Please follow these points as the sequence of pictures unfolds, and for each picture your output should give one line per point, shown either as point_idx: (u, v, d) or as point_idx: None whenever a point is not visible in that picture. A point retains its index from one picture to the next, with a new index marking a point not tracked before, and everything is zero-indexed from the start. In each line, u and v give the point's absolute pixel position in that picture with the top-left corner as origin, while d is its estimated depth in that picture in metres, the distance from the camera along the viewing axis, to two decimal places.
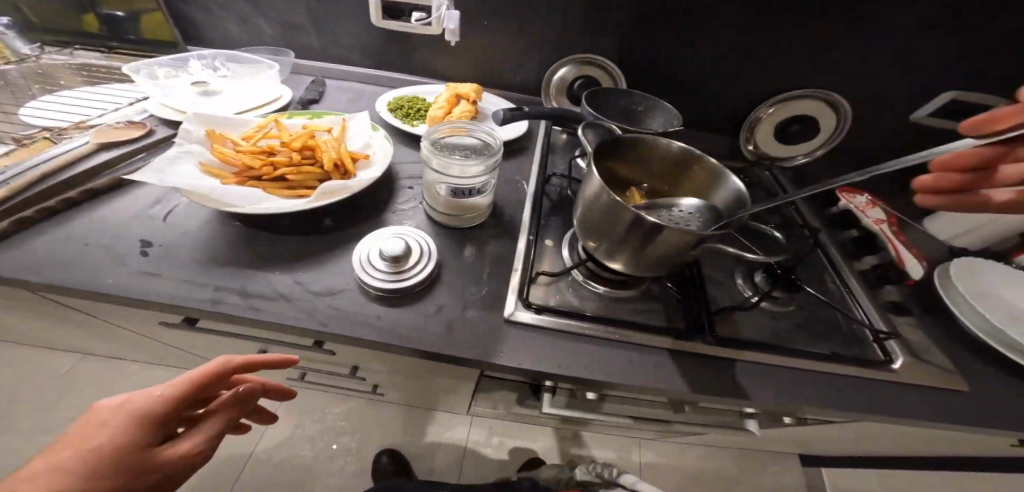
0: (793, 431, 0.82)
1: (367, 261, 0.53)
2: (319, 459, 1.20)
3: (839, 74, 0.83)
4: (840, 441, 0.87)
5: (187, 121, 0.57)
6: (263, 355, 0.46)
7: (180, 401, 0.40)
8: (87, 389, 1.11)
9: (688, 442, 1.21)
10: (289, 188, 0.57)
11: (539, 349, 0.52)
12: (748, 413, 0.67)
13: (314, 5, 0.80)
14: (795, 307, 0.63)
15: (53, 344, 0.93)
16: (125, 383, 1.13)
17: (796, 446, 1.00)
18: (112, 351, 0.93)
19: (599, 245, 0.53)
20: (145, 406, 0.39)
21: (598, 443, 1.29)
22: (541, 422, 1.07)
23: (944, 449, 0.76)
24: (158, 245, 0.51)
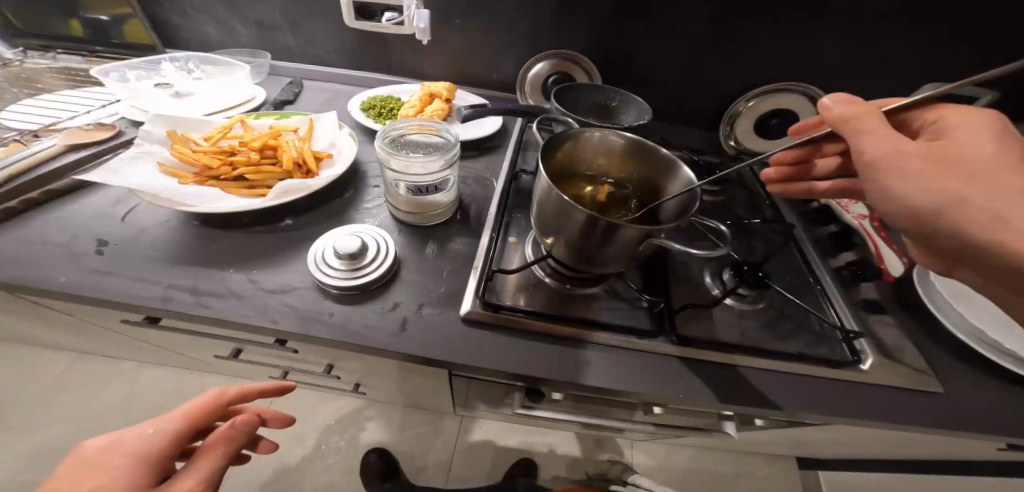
0: (777, 432, 0.80)
1: (321, 259, 0.53)
2: (308, 458, 1.20)
3: (833, 71, 0.81)
4: (828, 443, 0.85)
5: (148, 122, 0.57)
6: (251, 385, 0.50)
7: (179, 432, 0.43)
8: (81, 388, 1.13)
9: (680, 443, 1.19)
10: (249, 187, 0.57)
11: (493, 347, 0.51)
12: (724, 414, 0.65)
13: (287, 7, 0.81)
14: (764, 305, 0.61)
15: (44, 342, 0.95)
16: (117, 381, 1.14)
17: (786, 447, 0.98)
18: (99, 349, 0.94)
19: (556, 242, 0.52)
20: (145, 443, 0.41)
21: (589, 444, 1.27)
22: (527, 422, 1.06)
23: (934, 452, 0.73)
24: (114, 244, 0.49)
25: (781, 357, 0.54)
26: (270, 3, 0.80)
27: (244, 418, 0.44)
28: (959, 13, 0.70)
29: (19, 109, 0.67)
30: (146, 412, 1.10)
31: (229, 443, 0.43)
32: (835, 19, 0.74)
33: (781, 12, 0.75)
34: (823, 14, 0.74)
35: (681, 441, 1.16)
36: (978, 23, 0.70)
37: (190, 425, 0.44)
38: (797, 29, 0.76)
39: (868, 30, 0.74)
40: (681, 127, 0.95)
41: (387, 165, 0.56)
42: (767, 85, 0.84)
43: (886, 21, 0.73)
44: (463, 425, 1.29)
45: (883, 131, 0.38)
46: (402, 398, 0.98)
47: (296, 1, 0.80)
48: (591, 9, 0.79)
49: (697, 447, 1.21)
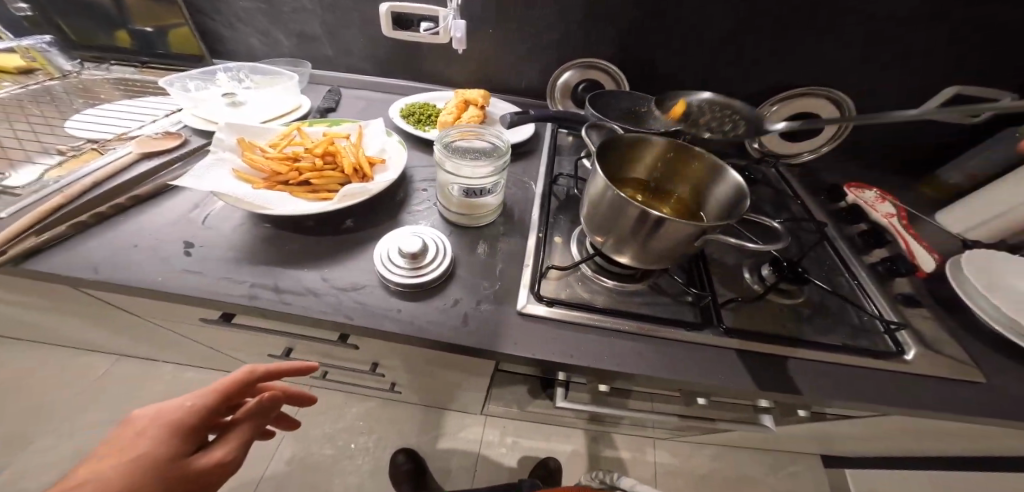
0: (804, 426, 0.84)
1: (387, 258, 0.56)
2: (339, 458, 1.23)
3: (859, 74, 0.83)
4: (853, 437, 0.88)
5: (220, 131, 0.60)
6: (283, 365, 0.51)
7: (212, 408, 0.47)
8: (122, 390, 1.16)
9: (701, 441, 1.22)
10: (313, 192, 0.60)
11: (550, 339, 0.54)
12: (761, 407, 0.73)
13: (328, 18, 0.83)
14: (804, 299, 0.64)
15: (92, 346, 0.98)
16: (155, 383, 1.18)
17: (807, 443, 1.01)
18: (146, 351, 0.98)
19: (608, 240, 0.55)
20: (183, 416, 0.45)
21: (613, 442, 1.31)
22: (550, 418, 1.13)
23: (958, 443, 0.76)
24: (200, 245, 0.52)
25: (823, 347, 0.57)
26: (312, 14, 0.83)
27: (271, 397, 0.49)
28: (980, 15, 0.72)
29: (88, 121, 0.69)
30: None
31: (255, 419, 0.49)
32: (859, 23, 0.77)
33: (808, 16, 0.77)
34: (850, 16, 0.76)
35: (704, 439, 1.20)
36: (997, 23, 0.73)
37: (221, 400, 0.47)
38: (823, 34, 0.79)
39: (889, 33, 0.77)
40: None
41: (441, 165, 0.60)
42: (793, 88, 0.87)
43: (910, 26, 0.75)
44: (488, 426, 1.32)
45: None
46: (437, 396, 1.02)
47: (339, 14, 0.83)
48: (623, 18, 0.82)
49: (719, 444, 1.24)
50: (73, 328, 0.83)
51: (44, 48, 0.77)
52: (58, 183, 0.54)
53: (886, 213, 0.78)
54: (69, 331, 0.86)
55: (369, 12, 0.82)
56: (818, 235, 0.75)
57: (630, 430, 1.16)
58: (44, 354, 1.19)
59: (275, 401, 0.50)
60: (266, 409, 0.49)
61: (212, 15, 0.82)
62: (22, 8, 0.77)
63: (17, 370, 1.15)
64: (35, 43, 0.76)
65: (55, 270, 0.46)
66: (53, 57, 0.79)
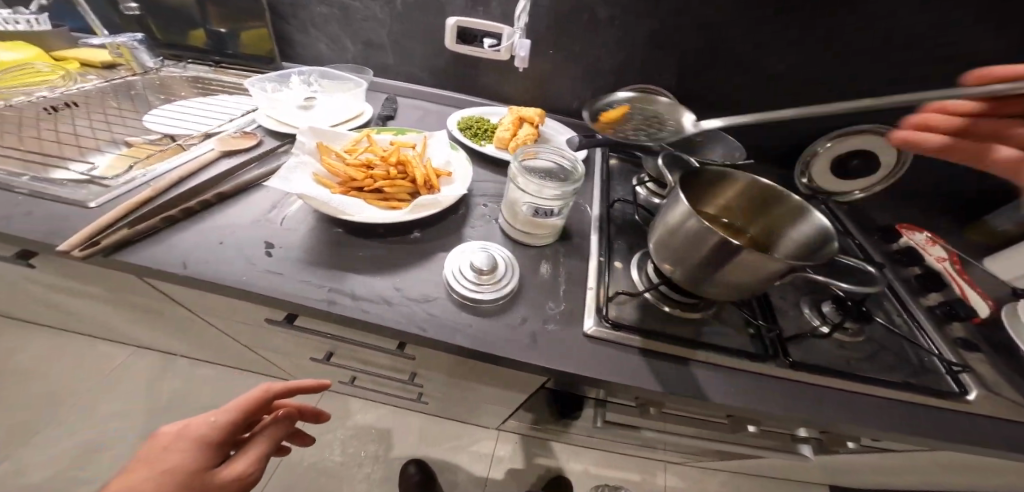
0: (838, 460, 0.83)
1: (458, 272, 0.56)
2: (348, 465, 1.21)
3: None
4: (883, 475, 0.87)
5: (301, 134, 0.61)
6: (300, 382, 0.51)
7: (234, 423, 0.47)
8: (140, 383, 1.15)
9: (714, 467, 1.20)
10: (384, 200, 0.60)
11: (616, 362, 0.54)
12: (804, 438, 0.73)
13: (396, 27, 0.85)
14: (864, 338, 0.64)
15: (122, 337, 0.98)
16: (174, 377, 1.17)
17: (830, 477, 1.00)
18: (175, 345, 0.97)
19: (680, 269, 0.55)
20: (206, 431, 0.45)
21: (624, 463, 1.29)
22: (569, 435, 1.12)
23: (999, 486, 0.75)
24: (279, 246, 0.53)
25: (890, 386, 0.57)
26: (381, 23, 0.84)
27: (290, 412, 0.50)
28: None
29: (164, 116, 0.71)
30: (204, 412, 1.12)
31: (275, 434, 0.49)
32: (923, 66, 0.78)
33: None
34: (919, 58, 0.77)
35: (719, 466, 1.18)
36: None
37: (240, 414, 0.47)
38: (885, 75, 0.80)
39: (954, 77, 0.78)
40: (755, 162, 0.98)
41: (515, 181, 0.60)
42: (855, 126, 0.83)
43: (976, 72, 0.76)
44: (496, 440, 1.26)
45: None
46: (461, 408, 1.01)
47: (409, 25, 0.84)
48: (687, 47, 0.83)
49: (732, 471, 1.22)
50: (111, 318, 0.83)
51: (132, 44, 0.78)
52: (147, 176, 0.55)
53: (941, 257, 0.78)
54: (104, 320, 0.86)
55: (436, 24, 0.84)
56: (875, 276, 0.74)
57: (644, 452, 1.15)
58: (67, 341, 1.18)
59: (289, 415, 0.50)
60: (284, 424, 0.50)
61: (287, 18, 0.85)
62: (131, 6, 0.80)
63: (42, 356, 1.15)
64: (126, 40, 0.77)
65: (145, 262, 0.46)
66: (140, 54, 0.80)
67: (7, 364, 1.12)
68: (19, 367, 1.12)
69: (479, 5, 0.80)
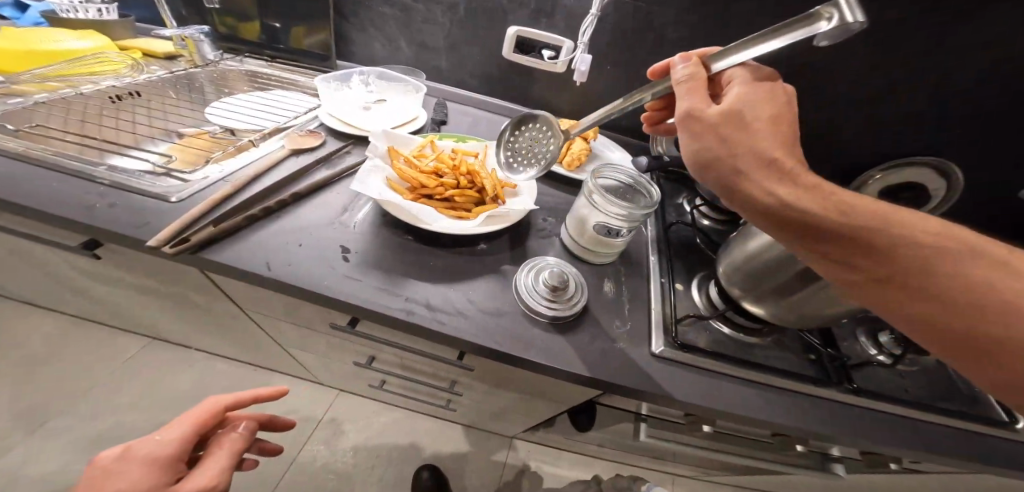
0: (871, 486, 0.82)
1: (529, 288, 0.55)
2: (360, 469, 1.14)
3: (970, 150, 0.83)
4: None
5: (375, 137, 0.60)
6: (249, 392, 0.51)
7: (189, 436, 0.45)
8: (146, 374, 1.09)
9: (730, 483, 1.18)
10: (453, 209, 0.59)
11: (687, 384, 0.53)
12: (838, 457, 0.72)
13: (455, 32, 0.84)
14: (916, 365, 0.64)
15: (144, 326, 0.95)
16: (184, 368, 1.11)
17: None
18: (198, 337, 0.94)
19: (750, 295, 0.55)
20: (157, 448, 0.43)
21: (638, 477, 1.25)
22: (590, 447, 1.10)
23: None
24: (355, 252, 0.52)
25: (949, 416, 0.57)
26: (441, 27, 0.84)
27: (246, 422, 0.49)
28: None
29: (226, 109, 0.70)
30: None
31: (235, 444, 0.47)
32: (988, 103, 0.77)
33: (948, 91, 0.76)
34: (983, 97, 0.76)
35: (736, 481, 1.16)
36: None
37: (198, 421, 0.46)
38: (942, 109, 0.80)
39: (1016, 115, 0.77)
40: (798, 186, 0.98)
41: (589, 196, 0.60)
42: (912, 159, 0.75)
43: None
44: (513, 449, 1.24)
45: (740, 141, 0.38)
46: (487, 414, 0.99)
47: (467, 30, 0.83)
48: None
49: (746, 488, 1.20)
50: (140, 306, 0.79)
51: (197, 36, 0.77)
52: (222, 172, 0.55)
53: None
54: (130, 308, 0.82)
55: (496, 33, 0.83)
56: None
57: (662, 465, 1.13)
58: (74, 325, 1.13)
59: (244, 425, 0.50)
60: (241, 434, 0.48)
61: (348, 17, 0.85)
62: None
63: (48, 339, 1.09)
64: (193, 33, 0.76)
65: (231, 261, 0.46)
66: (204, 46, 0.79)
67: (13, 346, 1.07)
68: (25, 349, 1.07)
69: (543, 16, 0.79)
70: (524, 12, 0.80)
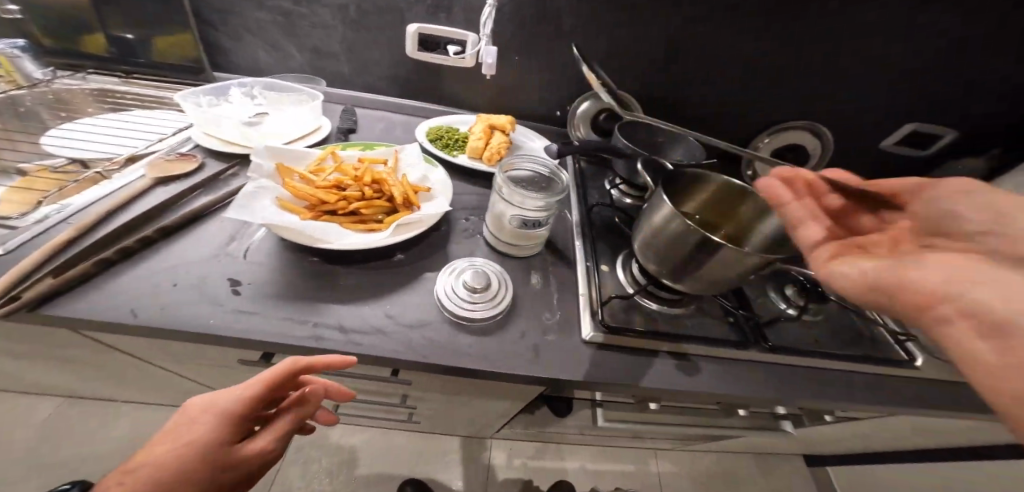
0: (815, 432, 0.90)
1: (450, 292, 0.53)
2: None
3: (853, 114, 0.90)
4: (850, 438, 0.94)
5: (257, 154, 0.53)
6: (320, 358, 0.43)
7: (256, 399, 0.41)
8: (21, 439, 0.89)
9: (703, 447, 1.22)
10: (362, 222, 0.55)
11: (616, 365, 0.54)
12: (781, 414, 0.79)
13: (348, 33, 0.78)
14: (823, 315, 0.68)
15: (30, 387, 0.81)
16: (79, 427, 0.93)
17: (809, 444, 1.06)
18: (100, 390, 0.82)
19: (664, 269, 0.57)
20: (228, 404, 0.41)
21: (616, 456, 1.26)
22: (563, 436, 1.10)
23: (947, 437, 0.84)
24: (247, 283, 0.47)
25: (852, 359, 0.61)
26: (332, 30, 0.78)
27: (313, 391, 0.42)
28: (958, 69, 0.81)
29: (70, 137, 0.61)
30: None
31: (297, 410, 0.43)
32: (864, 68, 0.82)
33: (829, 60, 0.82)
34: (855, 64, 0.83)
35: (707, 445, 1.20)
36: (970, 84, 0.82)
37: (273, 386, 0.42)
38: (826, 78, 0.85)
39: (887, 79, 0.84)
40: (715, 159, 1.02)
41: (501, 192, 0.59)
42: (786, 124, 0.92)
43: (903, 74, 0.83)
44: (486, 456, 1.19)
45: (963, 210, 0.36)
46: (451, 422, 0.97)
47: (359, 30, 0.78)
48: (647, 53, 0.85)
49: (717, 449, 1.25)
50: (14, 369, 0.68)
51: (14, 53, 0.68)
52: (67, 212, 0.48)
53: None
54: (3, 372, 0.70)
55: (394, 33, 0.79)
56: None
57: (636, 441, 1.15)
58: None
59: (315, 391, 0.46)
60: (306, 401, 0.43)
61: (216, 24, 0.76)
62: (12, 9, 0.67)
63: None
64: (5, 48, 0.67)
65: (87, 313, 0.40)
66: (25, 63, 0.69)
67: None
68: None
69: (441, 11, 0.76)
70: (420, 7, 0.75)
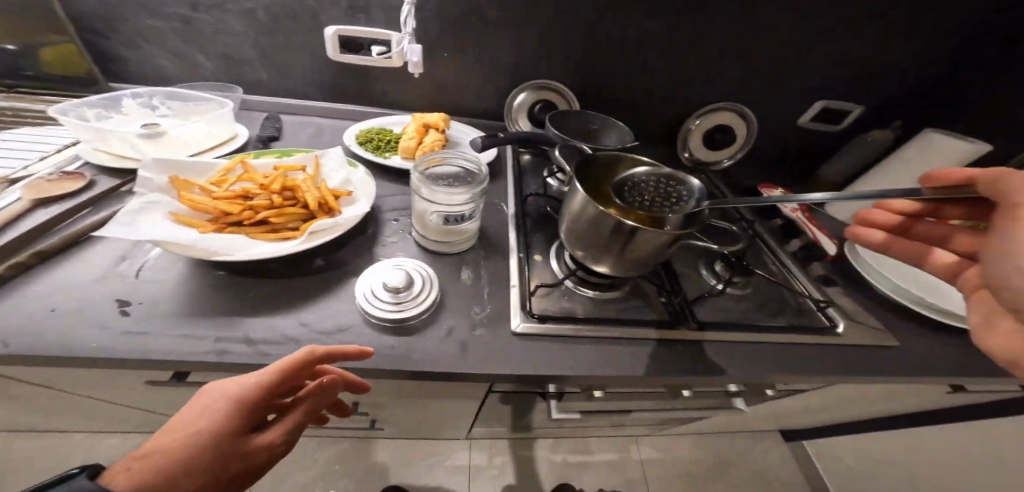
0: (775, 404, 0.93)
1: (371, 294, 0.52)
2: None
3: (777, 93, 0.94)
4: (810, 408, 0.96)
5: (144, 169, 0.50)
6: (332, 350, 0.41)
7: (271, 389, 0.39)
8: None
9: (682, 430, 1.24)
10: (273, 231, 0.52)
11: (545, 354, 0.54)
12: (733, 391, 0.80)
13: (261, 39, 0.76)
14: (750, 287, 0.71)
15: None
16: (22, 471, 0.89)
17: (777, 417, 1.09)
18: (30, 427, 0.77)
19: (588, 253, 0.58)
20: (243, 391, 0.38)
21: (599, 446, 1.27)
22: (539, 432, 1.09)
23: (897, 399, 0.86)
24: (137, 302, 0.44)
25: (779, 329, 0.63)
26: (242, 36, 0.75)
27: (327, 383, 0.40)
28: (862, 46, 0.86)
29: None
30: None
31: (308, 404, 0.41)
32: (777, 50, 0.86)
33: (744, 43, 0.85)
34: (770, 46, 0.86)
35: (685, 427, 1.22)
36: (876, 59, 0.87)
37: (290, 378, 0.40)
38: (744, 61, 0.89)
39: (802, 58, 0.87)
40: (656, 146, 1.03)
41: (419, 190, 0.58)
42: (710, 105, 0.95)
43: (816, 52, 0.87)
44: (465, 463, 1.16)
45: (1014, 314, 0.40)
46: (420, 428, 0.95)
47: (272, 34, 0.75)
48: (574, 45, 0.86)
49: (696, 432, 1.27)
50: None
51: None
52: None
53: (794, 207, 0.85)
54: None
55: (311, 36, 0.77)
56: (751, 231, 0.81)
57: (616, 429, 1.16)
58: None
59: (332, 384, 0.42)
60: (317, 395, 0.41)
61: (116, 35, 0.73)
62: None
63: None
64: None
65: None
66: None
67: None
68: None
69: (359, 12, 0.75)
70: (337, 9, 0.74)
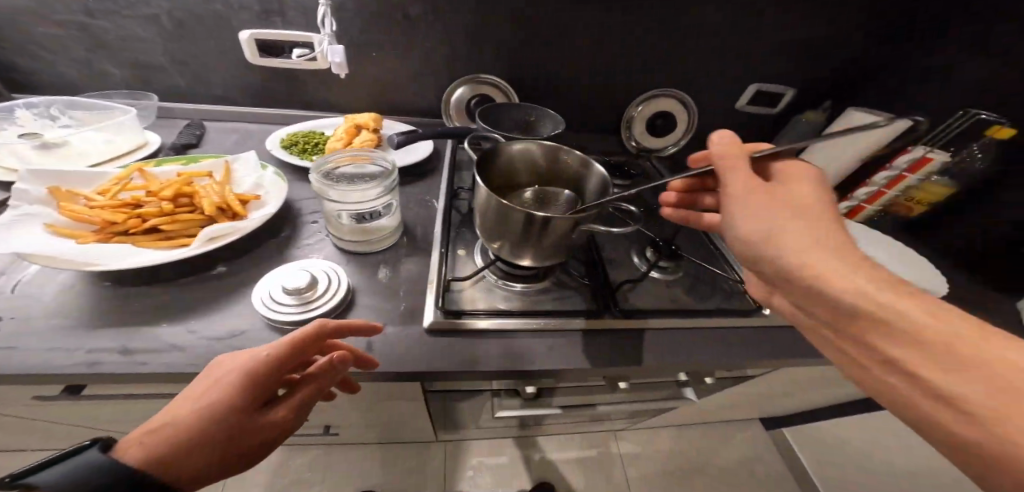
0: (734, 391, 0.92)
1: (270, 300, 0.50)
2: None
3: (717, 76, 0.92)
4: (771, 392, 0.96)
5: (21, 181, 0.49)
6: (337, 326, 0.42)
7: (283, 363, 0.39)
8: None
9: (657, 423, 1.22)
10: (166, 239, 0.51)
11: (459, 352, 0.53)
12: (682, 381, 0.79)
13: (172, 46, 0.75)
14: (681, 272, 0.70)
15: None
16: None
17: (746, 404, 1.07)
18: None
19: (503, 245, 0.57)
20: (255, 364, 0.38)
21: (574, 444, 1.25)
22: (506, 432, 1.07)
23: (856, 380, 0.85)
24: (7, 318, 0.44)
25: (712, 315, 0.62)
26: (150, 44, 0.74)
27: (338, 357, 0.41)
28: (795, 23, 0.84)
29: None
30: None
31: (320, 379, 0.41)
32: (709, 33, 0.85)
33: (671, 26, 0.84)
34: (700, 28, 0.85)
35: (659, 419, 1.21)
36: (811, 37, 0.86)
37: (288, 355, 0.39)
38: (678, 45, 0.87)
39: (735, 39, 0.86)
40: (602, 136, 1.02)
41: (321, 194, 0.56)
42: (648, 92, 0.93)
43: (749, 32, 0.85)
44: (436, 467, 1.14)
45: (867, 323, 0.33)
46: (378, 434, 0.94)
47: (182, 40, 0.75)
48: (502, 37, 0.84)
49: (673, 424, 1.25)
50: None
51: None
52: None
53: None
54: None
55: (224, 41, 0.76)
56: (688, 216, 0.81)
57: (587, 424, 1.15)
58: None
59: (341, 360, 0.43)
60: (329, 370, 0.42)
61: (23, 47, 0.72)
62: None
63: None
64: None
65: None
66: None
67: None
68: None
69: (273, 15, 0.74)
70: (249, 13, 0.73)
